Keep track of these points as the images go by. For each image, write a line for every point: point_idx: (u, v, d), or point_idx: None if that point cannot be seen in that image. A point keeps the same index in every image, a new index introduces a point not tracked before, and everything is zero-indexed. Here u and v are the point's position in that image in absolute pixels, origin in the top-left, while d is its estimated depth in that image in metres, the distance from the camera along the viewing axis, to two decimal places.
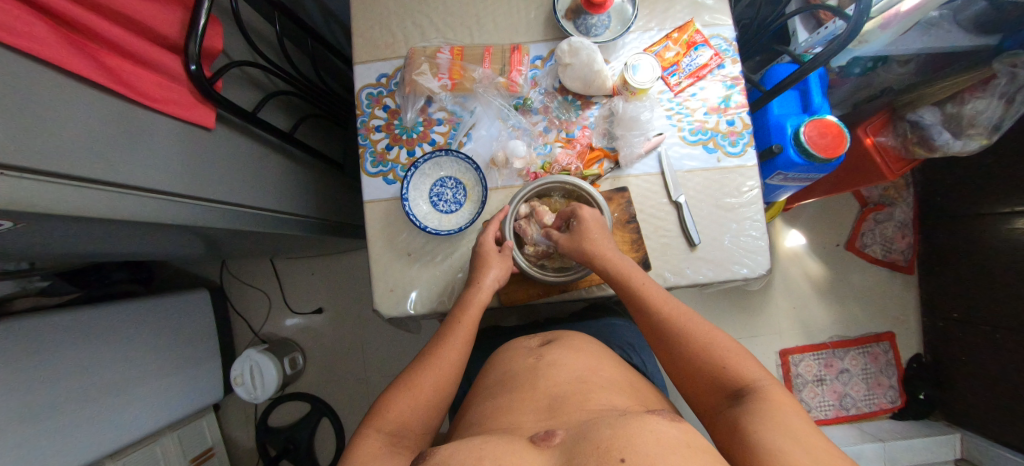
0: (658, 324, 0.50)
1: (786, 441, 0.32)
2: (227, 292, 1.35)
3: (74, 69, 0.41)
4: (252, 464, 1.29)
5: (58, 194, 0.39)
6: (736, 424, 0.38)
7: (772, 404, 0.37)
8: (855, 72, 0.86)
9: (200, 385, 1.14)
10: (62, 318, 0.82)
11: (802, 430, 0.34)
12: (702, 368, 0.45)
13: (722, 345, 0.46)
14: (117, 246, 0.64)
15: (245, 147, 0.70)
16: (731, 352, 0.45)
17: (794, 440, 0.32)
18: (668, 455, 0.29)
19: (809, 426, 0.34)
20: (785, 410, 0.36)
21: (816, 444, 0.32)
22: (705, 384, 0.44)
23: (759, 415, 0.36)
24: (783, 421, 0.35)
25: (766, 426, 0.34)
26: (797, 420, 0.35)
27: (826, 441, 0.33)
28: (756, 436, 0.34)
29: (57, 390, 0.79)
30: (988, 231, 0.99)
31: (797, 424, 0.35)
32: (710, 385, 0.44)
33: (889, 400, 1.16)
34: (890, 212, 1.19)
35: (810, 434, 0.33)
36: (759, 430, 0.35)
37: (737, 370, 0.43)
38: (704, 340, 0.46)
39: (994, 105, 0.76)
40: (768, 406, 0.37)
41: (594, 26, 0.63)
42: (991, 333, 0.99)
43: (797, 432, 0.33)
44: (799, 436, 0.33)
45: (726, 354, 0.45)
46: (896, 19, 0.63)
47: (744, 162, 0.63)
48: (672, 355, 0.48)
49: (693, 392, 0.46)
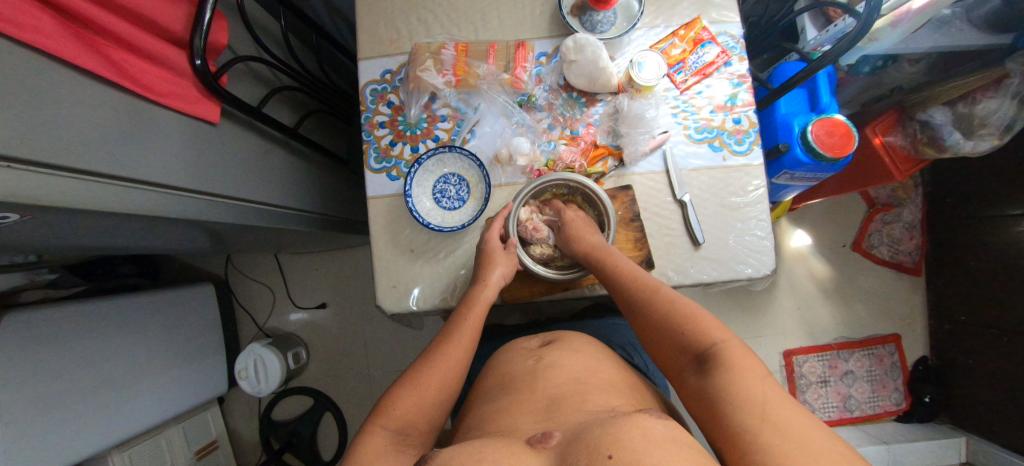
0: (629, 300, 0.51)
1: (749, 415, 0.32)
2: (232, 286, 1.36)
3: (80, 63, 0.41)
4: (257, 457, 1.30)
5: (65, 187, 0.39)
6: (705, 395, 0.38)
7: (734, 370, 0.37)
8: (864, 71, 0.84)
9: (205, 378, 1.15)
10: (69, 311, 0.83)
11: (764, 396, 0.33)
12: (670, 339, 0.45)
13: (690, 313, 0.45)
14: (124, 240, 0.64)
15: (250, 142, 0.70)
16: (698, 318, 0.44)
17: (756, 410, 0.32)
18: (655, 450, 0.29)
19: (773, 392, 0.34)
20: (748, 374, 0.36)
21: (777, 410, 0.32)
22: (675, 354, 0.44)
23: (723, 385, 0.36)
24: (745, 389, 0.34)
25: (730, 399, 0.34)
26: (759, 385, 0.35)
27: (782, 402, 0.33)
28: (723, 412, 0.34)
29: (64, 381, 0.81)
30: (998, 233, 0.97)
31: (759, 389, 0.34)
32: (679, 355, 0.44)
33: (894, 402, 1.15)
34: (897, 213, 1.17)
35: (771, 399, 0.33)
36: (725, 404, 0.35)
37: (703, 335, 0.42)
38: (672, 312, 0.46)
39: (1006, 105, 0.75)
40: (727, 373, 0.37)
41: (599, 23, 0.63)
42: (999, 337, 0.97)
43: (758, 399, 0.33)
44: (756, 401, 0.33)
45: (694, 321, 0.44)
46: (906, 17, 0.63)
47: (750, 161, 0.62)
48: (645, 329, 0.49)
49: (666, 363, 0.46)
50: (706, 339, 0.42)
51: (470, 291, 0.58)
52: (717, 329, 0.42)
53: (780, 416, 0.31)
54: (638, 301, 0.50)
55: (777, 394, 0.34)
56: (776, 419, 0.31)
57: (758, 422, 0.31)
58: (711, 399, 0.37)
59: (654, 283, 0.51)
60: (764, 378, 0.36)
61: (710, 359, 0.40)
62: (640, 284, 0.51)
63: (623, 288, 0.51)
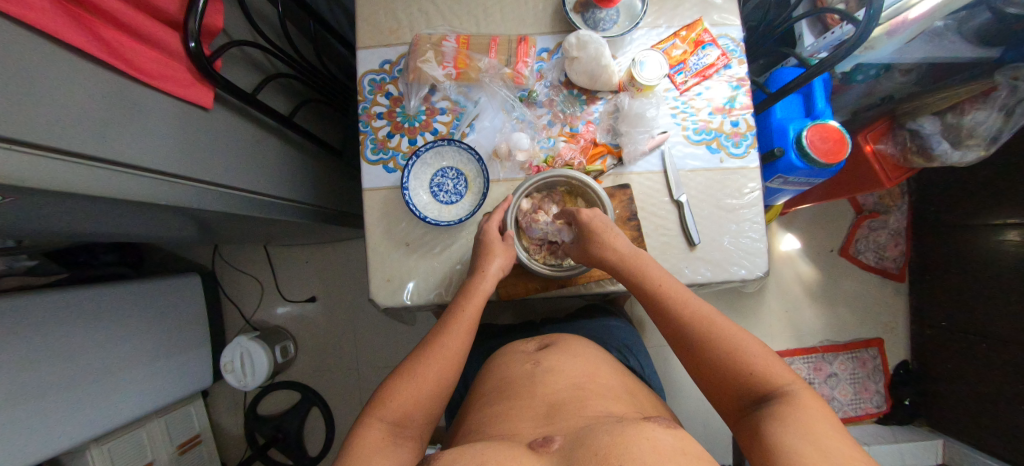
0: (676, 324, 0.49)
1: (806, 445, 0.32)
2: (218, 277, 1.33)
3: (68, 39, 0.39)
4: (240, 451, 1.28)
5: (50, 168, 0.38)
6: (765, 438, 0.36)
7: (806, 418, 0.35)
8: (858, 79, 0.84)
9: (189, 370, 1.13)
10: (50, 299, 0.80)
11: (825, 432, 0.33)
12: (724, 372, 0.43)
13: (738, 337, 0.45)
14: (108, 226, 0.62)
15: (243, 129, 0.69)
16: (748, 344, 0.44)
17: (816, 443, 0.32)
18: (665, 461, 0.30)
19: (833, 428, 0.34)
20: (807, 409, 0.36)
21: (852, 461, 0.30)
22: (732, 390, 0.42)
23: (779, 416, 0.36)
24: (803, 422, 0.34)
25: (798, 441, 0.33)
26: (819, 420, 0.35)
27: (863, 458, 0.31)
28: (776, 440, 0.34)
29: (42, 372, 0.78)
30: (980, 241, 1.00)
31: (819, 424, 0.34)
32: (725, 379, 0.43)
33: (875, 405, 1.18)
34: (884, 220, 1.20)
35: (831, 436, 0.33)
36: (786, 443, 0.34)
37: (768, 376, 0.41)
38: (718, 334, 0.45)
39: (993, 117, 0.77)
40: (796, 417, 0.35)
41: (602, 20, 0.63)
42: (978, 342, 1.00)
43: (819, 433, 0.33)
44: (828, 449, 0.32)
45: (742, 346, 0.44)
46: (903, 26, 0.63)
47: (746, 164, 0.63)
48: (686, 348, 0.48)
49: (718, 398, 0.44)
50: (771, 380, 0.40)
51: (468, 281, 0.56)
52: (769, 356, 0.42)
53: (841, 453, 0.31)
54: (690, 328, 0.47)
55: (838, 431, 0.34)
56: (837, 456, 0.31)
57: (815, 453, 0.31)
58: (771, 441, 0.35)
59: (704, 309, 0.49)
60: (823, 414, 0.36)
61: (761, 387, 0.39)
62: (679, 299, 0.50)
63: (662, 303, 0.50)
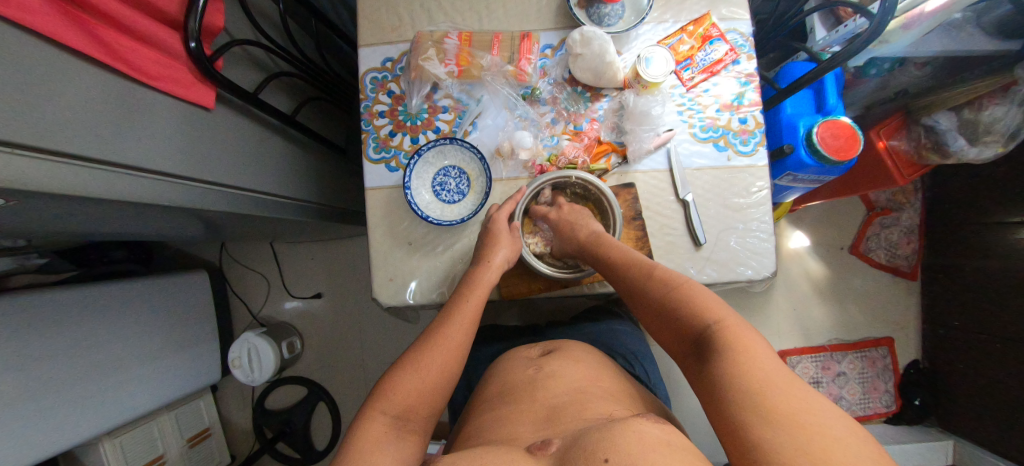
0: (628, 288, 0.51)
1: (734, 395, 0.33)
2: (226, 274, 1.35)
3: (67, 41, 0.39)
4: (249, 445, 1.30)
5: (54, 171, 0.38)
6: (703, 379, 0.38)
7: (728, 351, 0.37)
8: (871, 73, 0.83)
9: (198, 365, 1.14)
10: (59, 297, 0.82)
11: (768, 381, 0.32)
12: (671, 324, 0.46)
13: (696, 298, 0.45)
14: (115, 226, 0.63)
15: (246, 129, 0.69)
16: (706, 302, 0.44)
17: (753, 395, 0.32)
18: (648, 452, 0.30)
19: (778, 376, 0.33)
20: (756, 359, 0.35)
21: (763, 383, 0.32)
22: (679, 338, 0.45)
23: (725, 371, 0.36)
24: (745, 373, 0.34)
25: (723, 379, 0.35)
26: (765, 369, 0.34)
27: (776, 377, 0.33)
28: (721, 397, 0.34)
29: (53, 368, 0.79)
30: (996, 240, 0.97)
31: (763, 372, 0.33)
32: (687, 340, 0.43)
33: (884, 404, 1.16)
34: (896, 217, 1.17)
35: (774, 384, 0.32)
36: (715, 382, 0.36)
37: (701, 317, 0.42)
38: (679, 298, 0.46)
39: (1012, 112, 0.75)
40: (722, 354, 0.37)
41: (607, 15, 0.61)
42: (992, 343, 0.98)
43: (761, 383, 0.32)
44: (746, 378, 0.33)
45: (700, 306, 0.44)
46: (919, 20, 0.62)
47: (754, 162, 0.61)
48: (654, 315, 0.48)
49: (673, 348, 0.46)
50: (704, 321, 0.42)
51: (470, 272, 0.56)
52: (720, 308, 0.42)
53: (779, 401, 0.30)
54: (639, 290, 0.50)
55: (767, 370, 0.34)
56: (777, 407, 0.30)
57: (754, 408, 0.31)
58: (707, 382, 0.37)
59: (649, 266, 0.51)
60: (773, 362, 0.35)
61: (710, 343, 0.39)
62: (642, 267, 0.51)
63: (628, 276, 0.51)
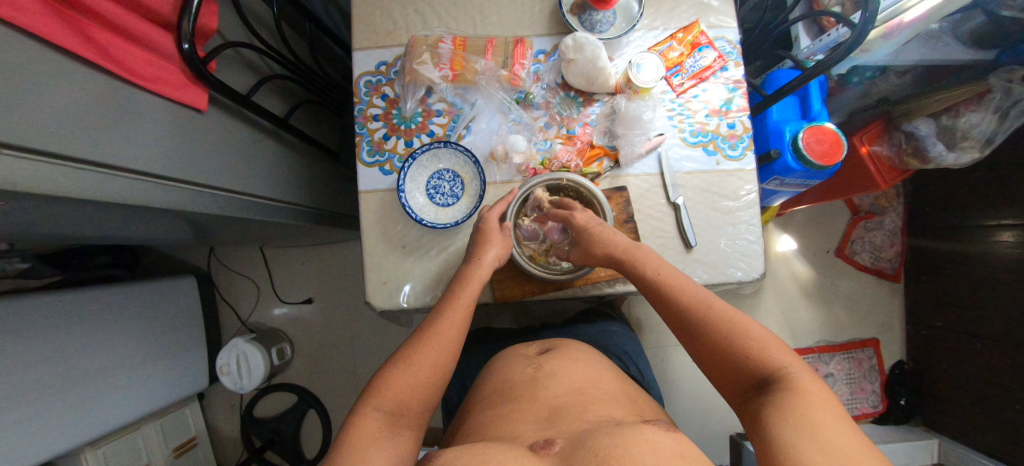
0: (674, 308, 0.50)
1: (801, 438, 0.32)
2: (213, 279, 1.32)
3: (57, 40, 0.39)
4: (236, 454, 1.27)
5: (43, 172, 0.37)
6: (759, 417, 0.37)
7: (796, 394, 0.36)
8: (854, 80, 0.85)
9: (184, 373, 1.12)
10: (43, 302, 0.80)
11: (827, 423, 0.33)
12: (720, 353, 0.44)
13: (753, 331, 0.44)
14: (101, 229, 0.62)
15: (238, 131, 0.68)
16: (750, 331, 0.44)
17: (814, 434, 0.32)
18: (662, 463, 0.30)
19: (834, 418, 0.33)
20: (810, 398, 0.36)
21: (834, 431, 0.32)
22: (728, 370, 0.44)
23: (778, 406, 0.36)
24: (806, 415, 0.34)
25: (786, 420, 0.34)
26: (821, 410, 0.34)
27: (843, 427, 0.33)
28: (775, 433, 0.34)
29: (36, 375, 0.77)
30: (975, 243, 1.01)
31: (830, 420, 0.33)
32: (727, 367, 0.43)
33: (872, 405, 1.18)
34: (880, 220, 1.20)
35: (833, 426, 0.33)
36: (775, 421, 0.35)
37: (761, 353, 0.41)
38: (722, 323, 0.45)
39: (987, 119, 0.77)
40: (787, 395, 0.36)
41: (599, 22, 0.63)
42: (972, 342, 1.01)
43: (821, 425, 0.33)
44: (814, 422, 0.33)
45: (744, 334, 0.44)
46: (899, 29, 0.64)
47: (743, 166, 0.63)
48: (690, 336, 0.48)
49: (718, 378, 0.45)
50: (765, 357, 0.41)
51: (462, 270, 0.56)
52: (781, 348, 0.41)
53: (841, 443, 0.31)
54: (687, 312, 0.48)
55: (838, 421, 0.33)
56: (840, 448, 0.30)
57: (816, 447, 0.31)
58: (764, 419, 0.36)
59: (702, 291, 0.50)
60: (824, 401, 0.35)
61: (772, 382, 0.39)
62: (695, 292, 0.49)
63: (664, 295, 0.51)
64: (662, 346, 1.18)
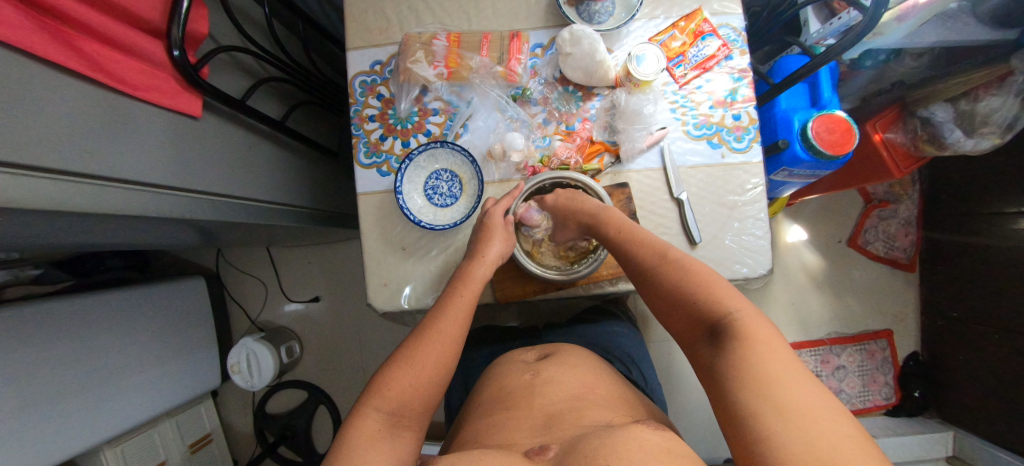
0: (637, 266, 0.50)
1: (752, 392, 0.32)
2: (223, 279, 1.35)
3: (43, 54, 0.38)
4: (251, 449, 1.30)
5: (37, 187, 0.37)
6: (715, 370, 0.37)
7: (746, 344, 0.36)
8: (867, 65, 0.81)
9: (198, 372, 1.14)
10: (57, 306, 0.81)
11: (778, 374, 0.32)
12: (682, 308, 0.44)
13: (710, 284, 0.44)
14: (107, 238, 0.63)
15: (235, 136, 0.68)
16: (715, 289, 0.43)
17: (764, 387, 0.31)
18: (650, 460, 0.29)
19: (788, 370, 0.33)
20: (764, 348, 0.35)
21: (781, 380, 0.32)
22: (688, 324, 0.44)
23: (731, 359, 0.35)
24: (754, 365, 0.33)
25: (739, 375, 0.34)
26: (774, 361, 0.33)
27: (793, 374, 0.32)
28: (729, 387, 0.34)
29: (52, 378, 0.79)
30: (993, 231, 0.97)
31: (779, 368, 0.33)
32: (694, 322, 0.43)
33: (884, 396, 1.16)
34: (894, 209, 1.17)
35: (783, 377, 0.32)
36: (729, 374, 0.35)
37: (715, 304, 0.41)
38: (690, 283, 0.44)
39: (1009, 103, 0.74)
40: (738, 346, 0.36)
41: (597, 13, 0.61)
42: (990, 333, 0.98)
43: (772, 377, 0.32)
44: (763, 373, 0.32)
45: (706, 292, 0.43)
46: (914, 11, 0.61)
47: (749, 159, 0.61)
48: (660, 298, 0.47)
49: (678, 330, 0.45)
50: (718, 307, 0.41)
51: (464, 268, 0.56)
52: (735, 298, 0.41)
53: (787, 395, 0.30)
54: (649, 270, 0.48)
55: (788, 368, 0.33)
56: (785, 401, 0.30)
57: (763, 401, 0.31)
58: (719, 373, 0.36)
59: (662, 248, 0.49)
60: (779, 352, 0.35)
61: (725, 333, 0.38)
62: (655, 249, 0.49)
63: (632, 257, 0.50)
64: (670, 340, 1.17)
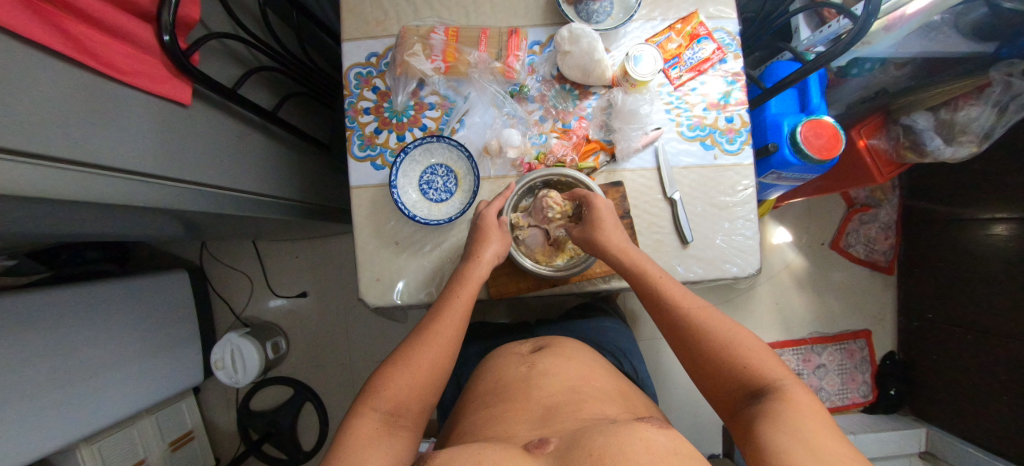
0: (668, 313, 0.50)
1: (792, 442, 0.33)
2: (206, 273, 1.31)
3: (29, 34, 0.37)
4: (234, 447, 1.28)
5: (22, 173, 0.36)
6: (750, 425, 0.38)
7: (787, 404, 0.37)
8: (853, 72, 0.84)
9: (180, 368, 1.12)
10: (33, 298, 0.78)
11: (820, 434, 0.33)
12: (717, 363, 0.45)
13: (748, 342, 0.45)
14: (87, 228, 0.61)
15: (225, 125, 0.67)
16: (753, 348, 0.44)
17: (802, 437, 0.33)
18: (656, 461, 0.30)
19: (824, 429, 0.34)
20: (802, 408, 0.36)
21: (820, 437, 0.33)
22: (722, 382, 0.44)
23: (771, 415, 0.36)
24: (795, 421, 0.35)
25: (779, 428, 0.34)
26: (811, 421, 0.35)
27: (831, 434, 0.33)
28: (768, 438, 0.34)
29: (28, 372, 0.76)
30: (967, 236, 1.02)
31: (815, 426, 0.34)
32: (728, 380, 0.43)
33: (862, 394, 1.20)
34: (875, 213, 1.21)
35: (821, 435, 0.33)
36: (766, 428, 0.35)
37: (754, 366, 0.42)
38: (716, 333, 0.46)
39: (986, 113, 0.77)
40: (779, 405, 0.37)
41: (595, 12, 0.61)
42: (963, 334, 1.03)
43: (814, 435, 0.33)
44: (803, 428, 0.34)
45: (735, 345, 0.44)
46: (900, 22, 0.62)
47: (740, 161, 0.62)
48: (685, 349, 0.48)
49: (710, 386, 0.46)
50: (757, 369, 0.42)
51: (461, 267, 0.56)
52: (776, 363, 0.42)
53: (828, 448, 0.32)
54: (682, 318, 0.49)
55: (826, 430, 0.34)
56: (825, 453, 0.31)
57: (804, 449, 0.32)
58: (756, 427, 0.37)
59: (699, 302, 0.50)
60: (818, 415, 0.36)
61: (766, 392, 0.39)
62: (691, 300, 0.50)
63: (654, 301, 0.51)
64: (658, 339, 1.19)
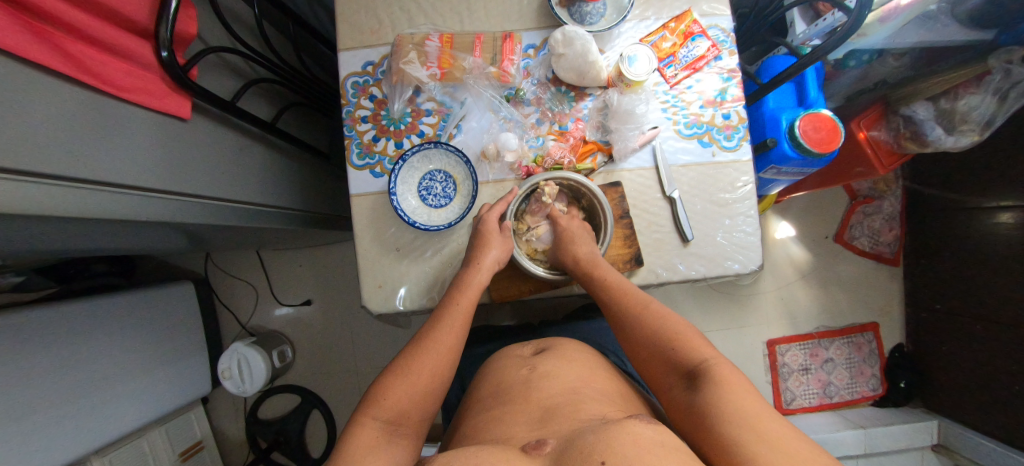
0: (620, 315, 0.52)
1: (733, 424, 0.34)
2: (212, 284, 1.32)
3: (32, 57, 0.38)
4: (244, 455, 1.29)
5: (25, 192, 0.36)
6: (692, 409, 0.39)
7: (722, 384, 0.38)
8: (851, 64, 0.82)
9: (188, 378, 1.13)
10: (42, 313, 0.79)
11: (753, 411, 0.35)
12: (661, 356, 0.46)
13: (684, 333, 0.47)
14: (92, 243, 0.61)
15: (225, 137, 0.67)
16: (689, 337, 0.46)
17: (740, 417, 0.34)
18: (648, 457, 0.30)
19: (755, 403, 0.36)
20: (735, 387, 0.38)
21: (753, 413, 0.35)
22: (664, 372, 0.45)
23: (709, 396, 0.38)
24: (731, 401, 0.36)
25: (720, 410, 0.36)
26: (743, 397, 0.37)
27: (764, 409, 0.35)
28: (712, 423, 0.35)
29: (38, 386, 0.77)
30: (972, 225, 1.01)
31: (748, 403, 0.36)
32: (670, 369, 0.45)
33: (871, 388, 1.19)
34: (878, 205, 1.20)
35: (755, 410, 0.35)
36: (709, 412, 0.37)
37: (690, 352, 0.44)
38: (661, 329, 0.48)
39: (987, 101, 0.76)
40: (715, 385, 0.38)
41: (589, 14, 0.61)
42: (971, 324, 1.02)
43: (748, 411, 0.35)
44: (739, 406, 0.35)
45: (681, 340, 0.46)
46: (895, 12, 0.65)
47: (739, 157, 0.62)
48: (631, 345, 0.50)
49: (655, 378, 0.47)
50: (694, 354, 0.43)
51: (460, 274, 0.56)
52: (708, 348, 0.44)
53: (763, 425, 0.33)
54: (632, 319, 0.50)
55: (756, 404, 0.36)
56: (770, 436, 0.32)
57: (744, 430, 0.33)
58: (699, 411, 0.38)
59: (644, 299, 0.52)
60: (749, 391, 0.38)
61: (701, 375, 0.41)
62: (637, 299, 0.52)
63: (612, 304, 0.53)
64: None
